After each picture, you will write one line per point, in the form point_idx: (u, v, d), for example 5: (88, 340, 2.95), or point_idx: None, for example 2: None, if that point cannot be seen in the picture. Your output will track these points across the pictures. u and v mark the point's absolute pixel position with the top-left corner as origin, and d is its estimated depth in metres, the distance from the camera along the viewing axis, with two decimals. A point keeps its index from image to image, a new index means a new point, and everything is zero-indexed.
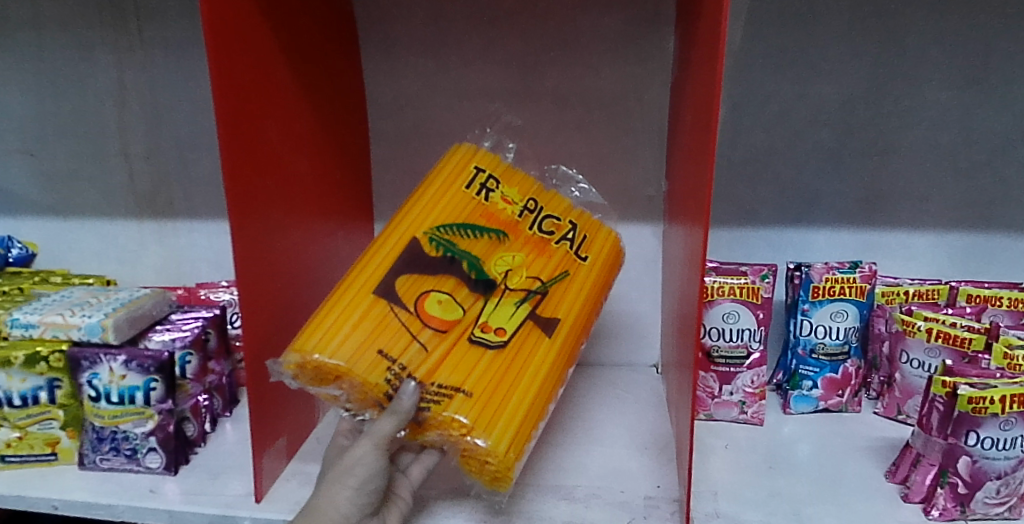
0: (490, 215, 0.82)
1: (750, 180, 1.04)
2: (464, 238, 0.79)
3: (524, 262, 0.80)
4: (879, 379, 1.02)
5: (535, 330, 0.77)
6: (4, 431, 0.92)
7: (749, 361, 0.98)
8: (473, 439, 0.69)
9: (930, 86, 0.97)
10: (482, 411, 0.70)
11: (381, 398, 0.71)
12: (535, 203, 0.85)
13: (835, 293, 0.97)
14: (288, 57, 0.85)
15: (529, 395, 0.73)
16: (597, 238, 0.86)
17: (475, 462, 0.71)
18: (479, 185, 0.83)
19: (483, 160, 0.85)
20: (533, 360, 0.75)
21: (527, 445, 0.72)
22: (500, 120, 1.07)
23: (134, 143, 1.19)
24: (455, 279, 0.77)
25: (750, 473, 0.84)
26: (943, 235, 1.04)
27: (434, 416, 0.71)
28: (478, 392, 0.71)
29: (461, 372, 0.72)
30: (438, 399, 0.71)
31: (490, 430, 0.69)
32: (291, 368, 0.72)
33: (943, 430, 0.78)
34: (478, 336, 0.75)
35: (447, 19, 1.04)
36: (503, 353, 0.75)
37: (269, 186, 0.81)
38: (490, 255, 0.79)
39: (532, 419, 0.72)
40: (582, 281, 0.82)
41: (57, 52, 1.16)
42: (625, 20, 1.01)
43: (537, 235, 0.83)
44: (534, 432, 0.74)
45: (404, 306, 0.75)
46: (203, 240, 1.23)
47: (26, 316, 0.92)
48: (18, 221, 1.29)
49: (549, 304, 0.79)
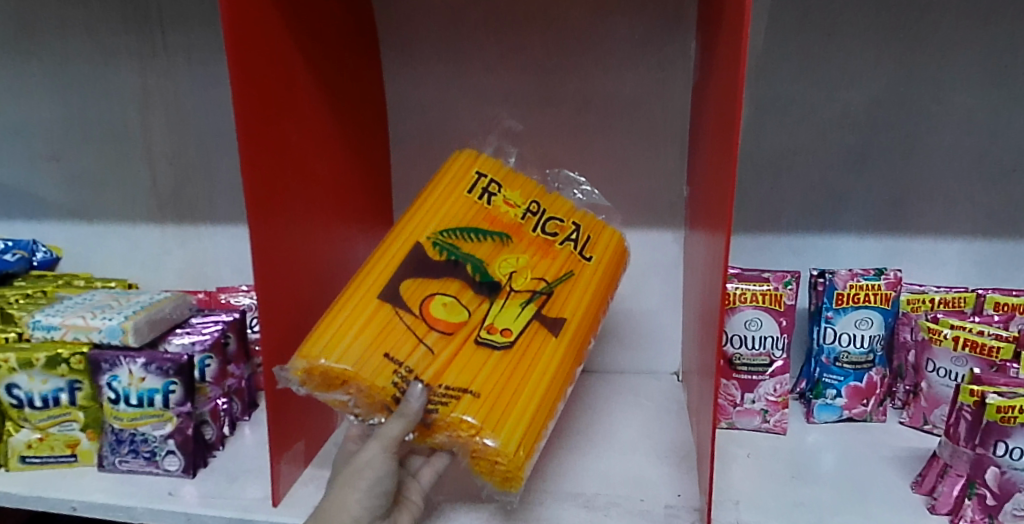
0: (493, 219, 0.82)
1: (772, 186, 1.03)
2: (467, 241, 0.79)
3: (529, 264, 0.80)
4: (905, 389, 1.00)
5: (542, 330, 0.76)
6: (26, 432, 0.93)
7: (771, 369, 0.97)
8: (482, 439, 0.68)
9: (955, 91, 0.96)
10: (490, 411, 0.69)
11: (389, 403, 0.71)
12: (537, 206, 0.84)
13: (859, 300, 0.96)
14: (308, 58, 0.86)
15: (537, 395, 0.72)
16: (601, 238, 0.85)
17: (485, 463, 0.69)
18: (480, 190, 0.83)
19: (484, 165, 0.85)
20: (541, 360, 0.74)
21: (537, 445, 0.71)
22: (500, 125, 1.08)
23: (158, 149, 1.21)
24: (460, 282, 0.77)
25: (773, 483, 0.83)
26: (969, 242, 1.03)
27: (442, 418, 0.70)
28: (485, 392, 0.70)
29: (468, 373, 0.72)
30: (445, 401, 0.70)
31: (498, 430, 0.68)
32: (298, 374, 0.72)
33: (970, 440, 0.76)
34: (485, 338, 0.74)
35: (468, 24, 1.04)
36: (509, 354, 0.74)
37: (289, 187, 0.81)
38: (494, 258, 0.79)
39: (542, 419, 0.71)
40: (588, 281, 0.81)
41: (84, 58, 1.18)
42: (644, 26, 1.01)
43: (541, 237, 0.83)
44: (544, 432, 0.73)
45: (410, 310, 0.75)
46: (224, 244, 1.23)
47: (48, 319, 0.93)
48: (43, 225, 1.31)
49: (555, 305, 0.78)
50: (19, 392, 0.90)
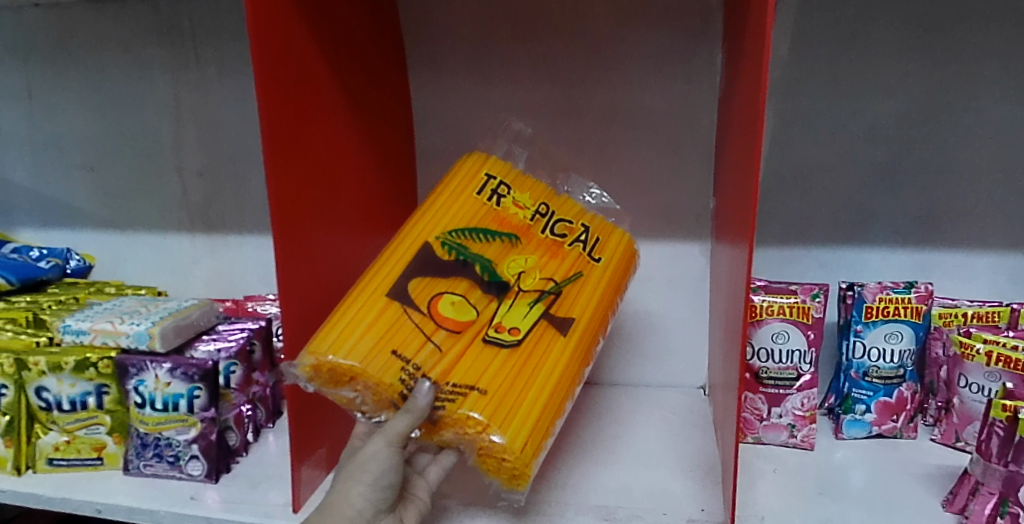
0: (502, 220, 0.81)
1: (801, 198, 1.02)
2: (476, 241, 0.79)
3: (537, 265, 0.79)
4: (937, 405, 0.97)
5: (550, 329, 0.76)
6: (54, 435, 0.94)
7: (799, 383, 0.95)
8: (488, 436, 0.67)
9: (989, 99, 0.94)
10: (496, 409, 0.68)
11: (395, 400, 0.70)
12: (546, 207, 0.84)
13: (889, 313, 0.94)
14: (332, 65, 0.86)
15: (543, 395, 0.71)
16: (610, 240, 0.85)
17: (492, 460, 0.68)
18: (490, 191, 0.83)
19: (493, 167, 0.85)
20: (548, 359, 0.74)
21: (544, 443, 0.70)
22: (510, 129, 1.02)
23: (189, 159, 1.22)
24: (469, 281, 0.77)
25: (798, 498, 0.82)
26: (1002, 257, 1.00)
27: (449, 414, 0.69)
28: (493, 390, 0.70)
29: (475, 371, 0.71)
30: (452, 398, 0.69)
31: (505, 427, 0.67)
32: (305, 371, 0.72)
33: (1003, 456, 0.75)
34: (492, 336, 0.74)
35: (494, 35, 1.05)
36: (517, 352, 0.73)
37: (316, 198, 0.81)
38: (503, 258, 0.79)
39: (548, 418, 0.71)
40: (597, 281, 0.81)
41: (120, 72, 1.21)
42: (669, 37, 1.00)
43: (549, 239, 0.82)
44: (551, 430, 0.72)
45: (417, 308, 0.74)
46: (252, 253, 1.24)
47: (78, 323, 0.95)
48: (78, 234, 1.34)
49: (563, 304, 0.78)
50: (48, 394, 0.92)
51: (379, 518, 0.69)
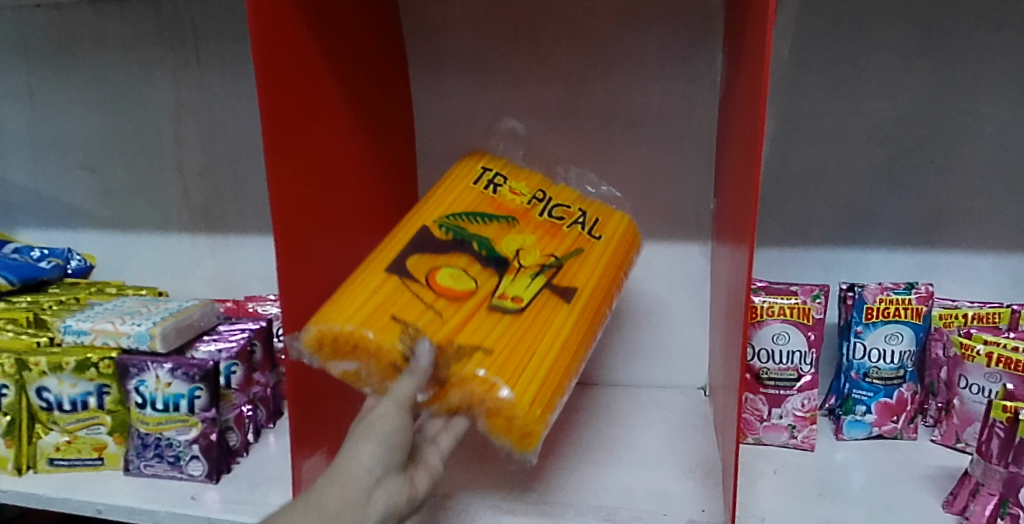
0: (499, 204, 0.84)
1: (801, 199, 1.02)
2: (474, 223, 0.81)
3: (536, 242, 0.80)
4: (937, 405, 0.97)
5: (553, 298, 0.75)
6: (54, 435, 0.94)
7: (799, 384, 0.95)
8: (496, 391, 0.66)
9: (989, 101, 0.94)
10: (502, 365, 0.67)
11: (400, 363, 0.69)
12: (543, 194, 0.87)
13: (890, 314, 0.94)
14: (334, 52, 0.86)
15: (548, 357, 0.70)
16: (609, 222, 0.86)
17: (502, 418, 0.65)
18: (486, 181, 0.86)
19: (489, 162, 0.90)
20: (552, 325, 0.73)
21: (552, 403, 0.69)
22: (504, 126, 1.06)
23: (190, 159, 1.22)
24: (468, 257, 0.78)
25: (798, 499, 0.82)
26: (1002, 259, 1.00)
27: (457, 373, 0.67)
28: (497, 348, 0.69)
29: (479, 333, 0.70)
30: (458, 356, 0.68)
31: (512, 380, 0.66)
32: (308, 342, 0.72)
33: (1003, 457, 0.75)
34: (496, 303, 0.73)
35: (495, 37, 1.05)
36: (521, 317, 0.73)
37: (317, 184, 0.81)
38: (501, 236, 0.80)
39: (555, 380, 0.69)
40: (598, 257, 0.81)
41: (121, 72, 1.21)
42: (670, 38, 1.00)
43: (548, 220, 0.84)
44: (560, 394, 0.70)
45: (417, 281, 0.75)
46: (252, 254, 1.24)
47: (78, 324, 0.95)
48: (79, 234, 1.34)
49: (565, 276, 0.78)
50: (49, 395, 0.92)
51: (388, 481, 0.59)
